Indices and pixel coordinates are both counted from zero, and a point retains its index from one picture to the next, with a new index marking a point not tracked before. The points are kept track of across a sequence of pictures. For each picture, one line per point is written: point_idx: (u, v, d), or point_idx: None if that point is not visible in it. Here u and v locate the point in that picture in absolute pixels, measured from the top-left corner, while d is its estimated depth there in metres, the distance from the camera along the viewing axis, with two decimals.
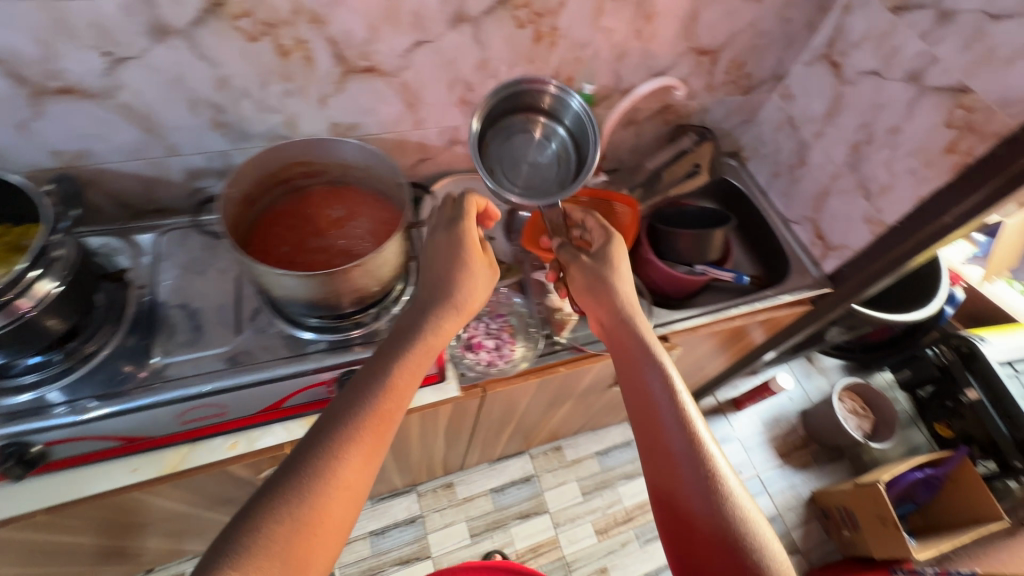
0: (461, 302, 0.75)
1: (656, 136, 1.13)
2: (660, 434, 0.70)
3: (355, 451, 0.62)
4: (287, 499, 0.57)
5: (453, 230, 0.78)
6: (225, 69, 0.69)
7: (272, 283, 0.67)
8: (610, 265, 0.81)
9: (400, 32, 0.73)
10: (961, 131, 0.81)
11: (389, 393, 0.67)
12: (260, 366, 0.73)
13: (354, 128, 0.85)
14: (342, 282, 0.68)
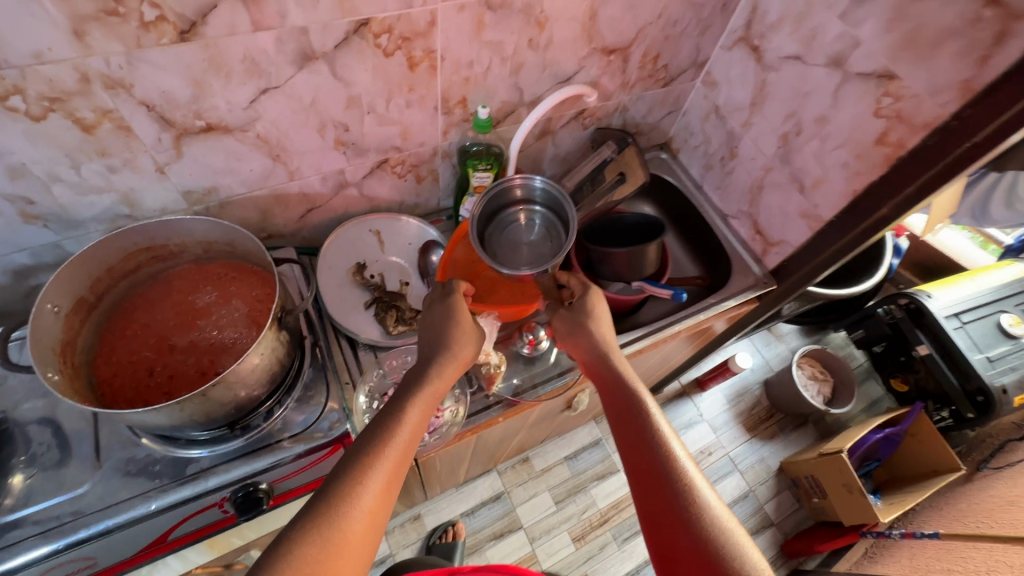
0: (459, 349, 0.72)
1: (576, 142, 1.02)
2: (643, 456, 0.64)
3: (377, 477, 0.57)
4: (314, 530, 0.52)
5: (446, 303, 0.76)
6: (14, 156, 0.55)
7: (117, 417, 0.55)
8: (588, 311, 0.76)
9: (235, 82, 0.60)
10: (890, 121, 0.74)
11: (406, 427, 0.63)
12: (131, 503, 0.62)
13: (212, 192, 0.72)
14: (207, 399, 0.57)
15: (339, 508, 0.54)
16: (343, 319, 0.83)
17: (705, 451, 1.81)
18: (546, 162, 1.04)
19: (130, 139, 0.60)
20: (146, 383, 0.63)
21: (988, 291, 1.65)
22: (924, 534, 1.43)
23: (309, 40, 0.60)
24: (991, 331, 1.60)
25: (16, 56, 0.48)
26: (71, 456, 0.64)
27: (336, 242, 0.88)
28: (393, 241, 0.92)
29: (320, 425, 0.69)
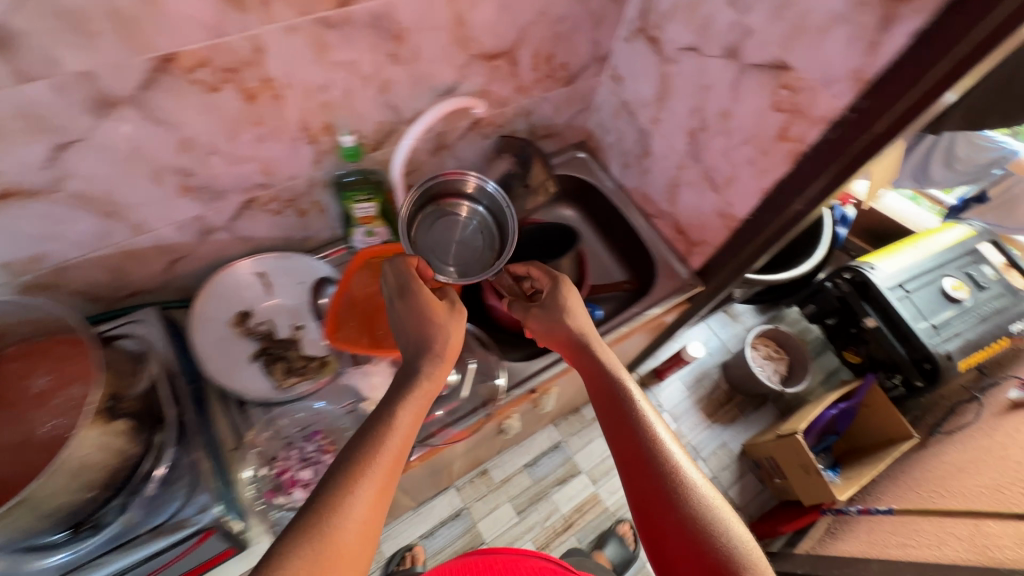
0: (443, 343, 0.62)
1: (480, 152, 0.95)
2: (631, 444, 0.58)
3: (373, 484, 0.48)
4: (300, 543, 0.43)
5: (408, 299, 0.65)
6: None
7: None
8: (563, 304, 0.70)
9: (18, 141, 0.51)
10: (789, 115, 0.68)
11: (403, 431, 0.53)
12: None
13: (37, 260, 0.63)
14: (19, 514, 0.49)
15: (320, 526, 0.44)
16: (221, 376, 0.74)
17: (666, 442, 1.79)
18: None
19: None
20: None
21: (930, 257, 1.65)
22: (877, 511, 1.45)
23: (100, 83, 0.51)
24: (936, 297, 1.60)
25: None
26: None
27: (213, 291, 0.79)
28: (282, 284, 0.83)
29: (187, 512, 0.61)
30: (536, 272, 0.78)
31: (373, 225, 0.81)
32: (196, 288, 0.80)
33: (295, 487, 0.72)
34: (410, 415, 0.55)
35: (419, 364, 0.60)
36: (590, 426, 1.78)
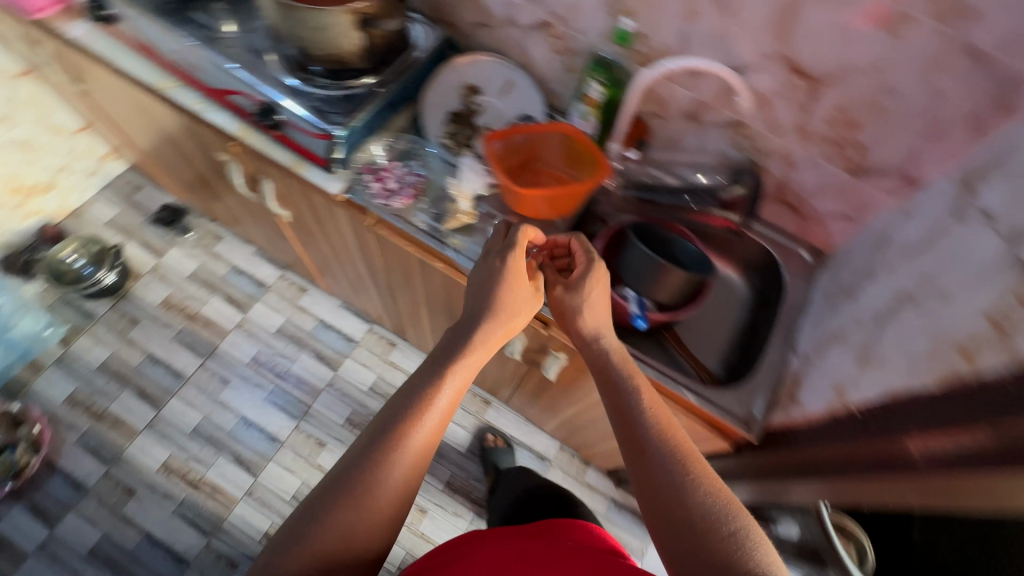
0: (510, 317, 0.80)
1: (716, 154, 0.92)
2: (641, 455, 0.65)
3: (407, 446, 0.65)
4: (346, 489, 0.61)
5: (502, 258, 0.80)
6: None
7: (309, 43, 0.82)
8: (580, 292, 0.80)
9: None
10: (987, 332, 0.50)
11: (438, 404, 0.69)
12: (257, 75, 0.91)
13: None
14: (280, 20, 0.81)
15: (365, 494, 0.61)
16: (426, 108, 0.99)
17: None
18: (679, 154, 0.96)
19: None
20: None
21: None
22: None
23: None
24: None
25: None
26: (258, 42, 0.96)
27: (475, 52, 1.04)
28: (514, 97, 1.01)
29: (342, 118, 0.89)
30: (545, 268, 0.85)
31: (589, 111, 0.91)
32: (468, 47, 1.03)
33: (383, 181, 0.92)
34: (451, 397, 0.70)
35: (491, 312, 0.78)
36: (576, 482, 1.64)
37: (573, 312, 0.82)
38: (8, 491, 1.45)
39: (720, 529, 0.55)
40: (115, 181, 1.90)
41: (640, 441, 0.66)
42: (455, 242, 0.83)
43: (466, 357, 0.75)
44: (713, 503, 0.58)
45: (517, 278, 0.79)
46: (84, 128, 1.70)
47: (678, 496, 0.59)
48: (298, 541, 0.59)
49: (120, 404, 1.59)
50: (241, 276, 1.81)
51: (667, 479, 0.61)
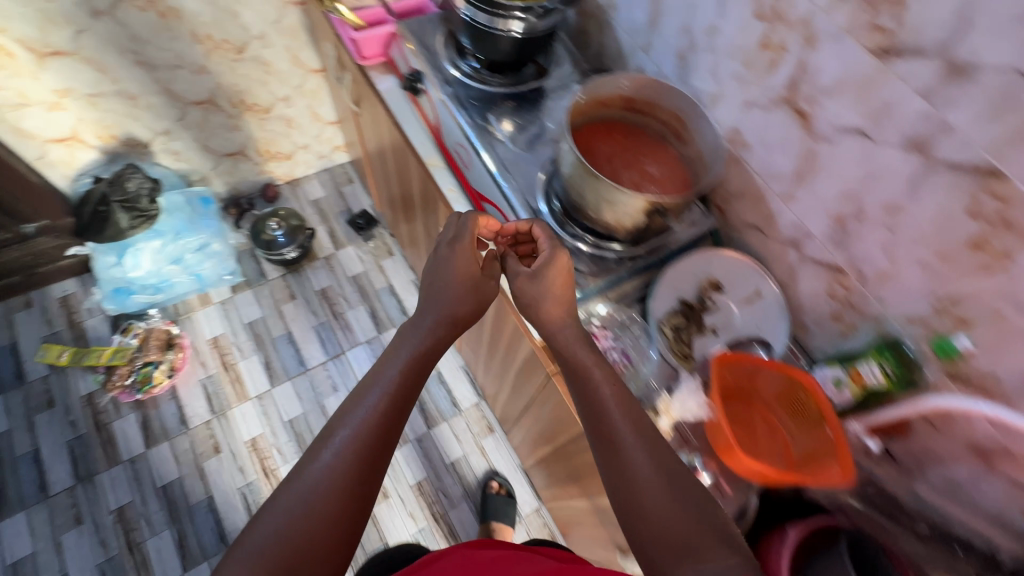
0: (454, 308, 0.80)
1: (991, 509, 0.72)
2: (609, 442, 0.67)
3: (362, 431, 0.65)
4: (294, 505, 0.59)
5: (450, 249, 0.83)
6: (723, 23, 0.79)
7: (584, 201, 0.79)
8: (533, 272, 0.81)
9: (794, 53, 0.71)
10: None
11: (385, 388, 0.71)
12: (519, 196, 0.92)
13: (714, 100, 0.87)
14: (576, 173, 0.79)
15: (325, 484, 0.61)
16: (660, 285, 0.92)
17: None
18: (933, 475, 0.77)
19: (718, 10, 0.79)
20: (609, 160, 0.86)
21: None
22: None
23: (888, 42, 0.61)
24: None
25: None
26: (531, 159, 0.96)
27: (732, 244, 0.95)
28: (754, 311, 0.91)
29: (580, 274, 0.87)
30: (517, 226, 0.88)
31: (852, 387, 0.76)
32: (729, 236, 0.95)
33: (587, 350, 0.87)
34: (400, 372, 0.73)
35: (443, 288, 0.81)
36: None
37: (536, 300, 0.78)
38: (135, 399, 1.60)
39: (633, 425, 0.67)
40: (335, 168, 2.10)
41: (601, 431, 0.68)
42: (434, 257, 0.84)
43: (421, 343, 0.77)
44: (629, 435, 0.66)
45: (459, 271, 0.81)
46: (336, 122, 1.90)
47: (618, 450, 0.65)
48: (263, 541, 0.57)
49: (247, 364, 1.71)
50: (391, 296, 1.88)
51: (608, 430, 0.68)
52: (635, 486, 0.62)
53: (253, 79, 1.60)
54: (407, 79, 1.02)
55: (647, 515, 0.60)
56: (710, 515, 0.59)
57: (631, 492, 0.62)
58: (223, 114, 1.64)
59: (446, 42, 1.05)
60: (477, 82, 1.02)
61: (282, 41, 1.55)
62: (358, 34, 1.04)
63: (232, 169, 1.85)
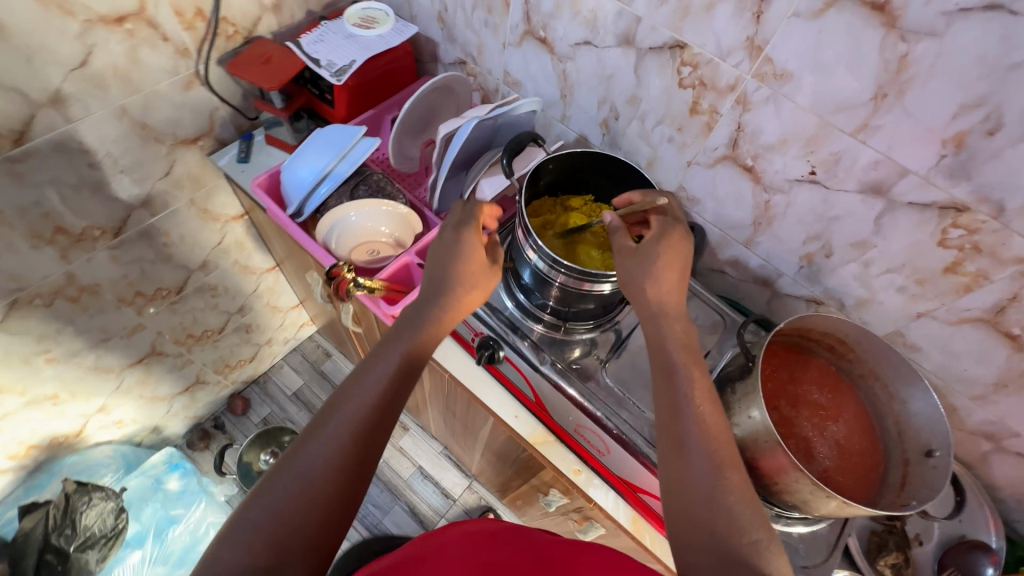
0: (468, 292, 0.65)
1: None
2: (684, 446, 0.52)
3: (365, 427, 0.53)
4: (290, 486, 0.49)
5: (456, 234, 0.66)
6: (880, 240, 0.67)
7: (808, 503, 0.63)
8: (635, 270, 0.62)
9: (1001, 284, 0.61)
10: None
11: (388, 379, 0.56)
12: None
13: (862, 304, 0.75)
14: (789, 477, 0.63)
15: (320, 485, 0.49)
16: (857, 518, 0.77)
17: None
18: None
19: (874, 228, 0.67)
20: (777, 410, 0.71)
21: None
22: None
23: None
24: None
25: (933, 119, 0.54)
26: None
27: None
28: (949, 501, 0.80)
29: (798, 566, 0.69)
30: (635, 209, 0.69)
31: None
32: None
33: None
34: (409, 368, 0.58)
35: (445, 287, 0.64)
36: None
37: (632, 280, 0.62)
38: None
39: (702, 431, 0.52)
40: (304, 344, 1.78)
41: (674, 431, 0.54)
42: (448, 226, 0.68)
43: (421, 334, 0.61)
44: (709, 481, 0.49)
45: (479, 254, 0.66)
46: (298, 305, 1.59)
47: (686, 450, 0.52)
48: (238, 532, 0.46)
49: None
50: (427, 482, 1.63)
51: (687, 446, 0.52)
52: (701, 516, 0.48)
53: (199, 309, 1.27)
54: (480, 351, 0.79)
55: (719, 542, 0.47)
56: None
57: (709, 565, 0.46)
58: (168, 360, 1.30)
59: (506, 286, 0.84)
60: (561, 333, 0.81)
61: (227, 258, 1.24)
62: (395, 308, 0.79)
63: (188, 404, 1.48)
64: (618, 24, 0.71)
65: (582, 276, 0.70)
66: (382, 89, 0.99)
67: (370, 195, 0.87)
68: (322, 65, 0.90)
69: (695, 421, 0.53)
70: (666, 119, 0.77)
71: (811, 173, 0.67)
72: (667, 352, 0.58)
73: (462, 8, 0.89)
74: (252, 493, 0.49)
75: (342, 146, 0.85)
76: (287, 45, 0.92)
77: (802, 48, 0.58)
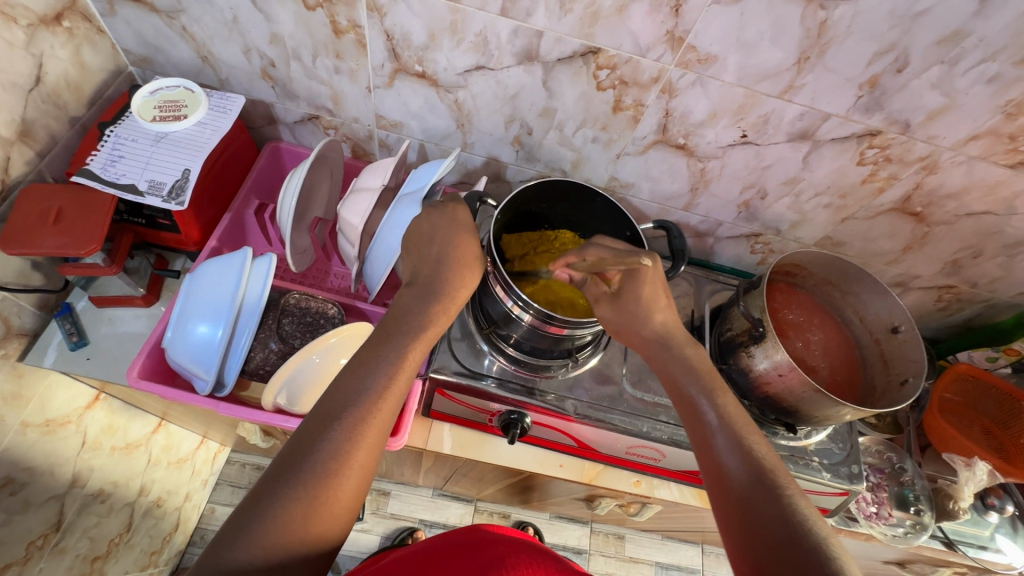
0: (459, 291, 0.61)
1: None
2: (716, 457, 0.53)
3: (370, 433, 0.51)
4: (297, 487, 0.46)
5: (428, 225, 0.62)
6: (808, 173, 0.74)
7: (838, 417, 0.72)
8: (631, 311, 0.64)
9: (908, 181, 0.71)
10: None
11: (394, 381, 0.54)
12: None
13: (796, 225, 0.84)
14: (819, 406, 0.70)
15: (328, 488, 0.47)
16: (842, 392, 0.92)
17: None
18: None
19: (802, 166, 0.73)
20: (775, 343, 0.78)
21: None
22: None
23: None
24: None
25: (852, 69, 0.58)
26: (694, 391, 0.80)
27: None
28: None
29: (838, 461, 0.79)
30: (588, 253, 0.64)
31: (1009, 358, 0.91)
32: None
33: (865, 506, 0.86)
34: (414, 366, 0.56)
35: (441, 279, 0.61)
36: None
37: (630, 321, 0.65)
38: None
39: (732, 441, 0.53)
40: None
41: (705, 448, 0.54)
42: (425, 228, 0.63)
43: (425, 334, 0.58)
44: (706, 406, 0.57)
45: (466, 255, 0.62)
46: (203, 440, 1.27)
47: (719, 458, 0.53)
48: (233, 536, 0.43)
49: None
50: (437, 530, 1.52)
51: (679, 391, 0.60)
52: (734, 508, 0.48)
53: (93, 525, 0.97)
54: (507, 432, 0.74)
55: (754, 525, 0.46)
56: (813, 517, 0.46)
57: (720, 471, 0.52)
58: None
59: (497, 349, 0.77)
60: (570, 370, 0.78)
61: (99, 453, 0.94)
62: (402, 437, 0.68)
63: None
64: (515, 42, 0.63)
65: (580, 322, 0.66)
66: (221, 188, 0.78)
67: (300, 325, 0.72)
68: (144, 191, 0.66)
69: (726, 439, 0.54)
70: (587, 122, 0.72)
71: (743, 137, 0.69)
72: (666, 337, 0.64)
73: (297, 59, 0.70)
74: (247, 498, 0.46)
75: (232, 294, 0.65)
76: (74, 180, 0.65)
77: (724, 31, 0.57)
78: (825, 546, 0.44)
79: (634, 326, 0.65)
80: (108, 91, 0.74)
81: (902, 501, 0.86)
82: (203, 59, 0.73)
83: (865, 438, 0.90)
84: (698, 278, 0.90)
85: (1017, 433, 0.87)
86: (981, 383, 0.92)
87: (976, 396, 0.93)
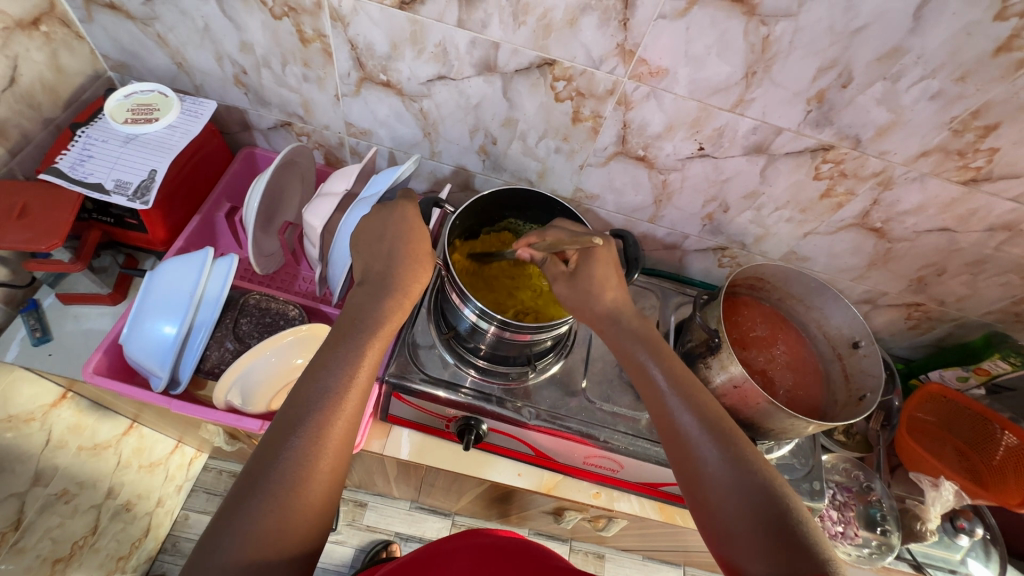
0: (411, 291, 0.62)
1: None
2: (679, 435, 0.54)
3: (332, 436, 0.51)
4: (267, 498, 0.46)
5: (383, 225, 0.64)
6: (767, 187, 0.74)
7: (793, 433, 0.71)
8: (590, 282, 0.63)
9: (864, 196, 0.72)
10: None
11: (349, 380, 0.54)
12: None
13: (760, 239, 0.84)
14: (775, 420, 0.69)
15: (297, 494, 0.47)
16: None
17: None
18: None
19: (761, 180, 0.73)
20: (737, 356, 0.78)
21: None
22: None
23: (978, 175, 0.66)
24: None
25: (798, 84, 0.60)
26: None
27: None
28: None
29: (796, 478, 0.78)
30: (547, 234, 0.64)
31: (978, 378, 0.90)
32: None
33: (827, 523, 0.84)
34: (366, 365, 0.56)
35: (393, 278, 0.61)
36: None
37: (583, 298, 0.63)
38: None
39: (689, 413, 0.54)
40: None
41: (669, 425, 0.55)
42: (379, 229, 0.64)
43: (374, 330, 0.58)
44: (664, 383, 0.57)
45: (418, 257, 0.63)
46: (177, 444, 1.27)
47: (682, 436, 0.54)
48: (209, 555, 0.43)
49: None
50: (412, 544, 1.49)
51: (632, 361, 0.61)
52: (703, 487, 0.50)
53: (56, 526, 0.96)
54: (463, 438, 0.74)
55: (723, 504, 0.48)
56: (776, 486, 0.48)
57: (691, 450, 0.52)
58: None
59: (456, 355, 0.77)
60: (530, 377, 0.78)
61: (65, 452, 0.94)
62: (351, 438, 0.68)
63: None
64: (473, 53, 0.64)
65: (529, 328, 0.66)
66: (191, 191, 0.80)
67: (259, 326, 0.72)
68: (111, 190, 0.67)
69: (686, 414, 0.54)
70: (549, 133, 0.74)
71: (700, 149, 0.70)
72: (619, 316, 0.63)
73: (267, 67, 0.73)
74: (218, 515, 0.46)
75: (191, 290, 0.66)
76: (42, 178, 0.67)
77: (672, 45, 0.59)
78: (794, 509, 0.47)
79: (586, 304, 0.63)
80: (85, 95, 0.77)
81: (868, 520, 0.84)
82: (177, 66, 0.76)
83: (831, 455, 0.89)
84: (665, 290, 0.91)
85: (992, 456, 0.86)
86: (953, 403, 0.90)
87: (948, 414, 0.91)
